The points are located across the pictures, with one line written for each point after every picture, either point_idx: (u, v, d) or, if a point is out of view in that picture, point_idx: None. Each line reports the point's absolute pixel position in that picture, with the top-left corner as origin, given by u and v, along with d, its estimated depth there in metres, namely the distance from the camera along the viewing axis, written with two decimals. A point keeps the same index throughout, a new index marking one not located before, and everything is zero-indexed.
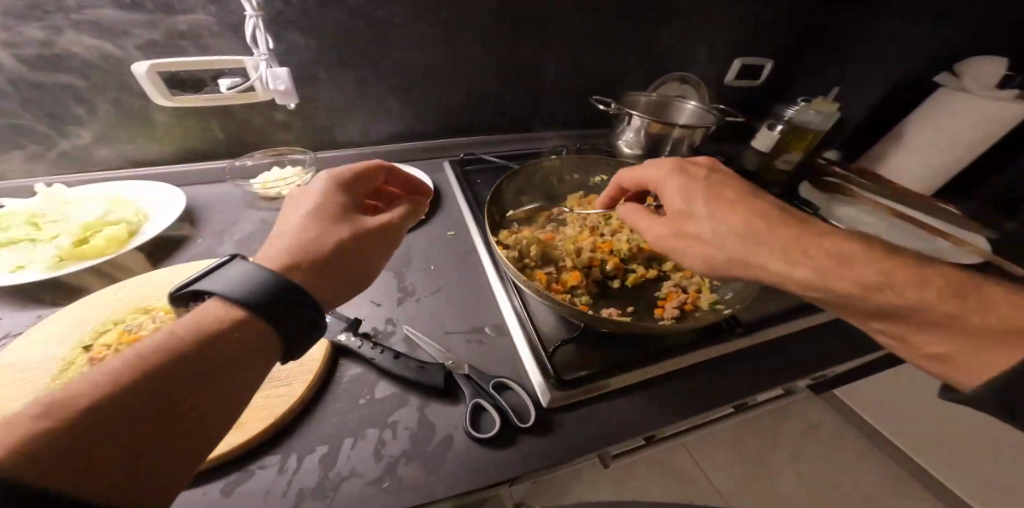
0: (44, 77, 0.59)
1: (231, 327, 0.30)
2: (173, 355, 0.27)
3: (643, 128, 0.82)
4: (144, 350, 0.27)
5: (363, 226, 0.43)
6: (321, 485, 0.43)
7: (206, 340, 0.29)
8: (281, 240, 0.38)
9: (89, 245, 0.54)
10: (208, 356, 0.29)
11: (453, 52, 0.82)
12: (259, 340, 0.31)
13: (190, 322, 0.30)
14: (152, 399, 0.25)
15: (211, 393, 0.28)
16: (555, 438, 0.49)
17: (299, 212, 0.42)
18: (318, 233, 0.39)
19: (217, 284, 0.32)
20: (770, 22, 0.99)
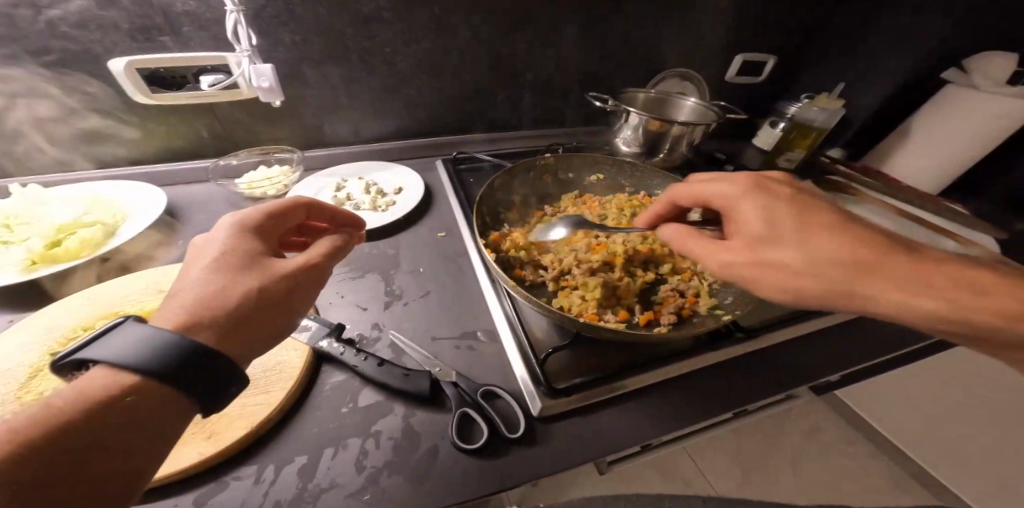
0: (18, 74, 0.57)
1: (122, 394, 0.27)
2: (50, 432, 0.24)
3: (641, 125, 0.80)
4: (11, 429, 0.24)
5: (284, 268, 0.37)
6: (298, 498, 0.41)
7: (90, 411, 0.25)
8: (177, 301, 0.32)
9: (62, 247, 0.52)
10: (91, 432, 0.25)
11: (444, 48, 0.79)
12: (161, 407, 0.28)
13: (76, 391, 0.26)
14: (16, 484, 0.22)
15: (92, 472, 0.25)
16: (545, 449, 0.47)
17: (201, 262, 0.35)
18: (222, 287, 0.33)
19: (105, 350, 0.27)
20: (773, 17, 0.96)
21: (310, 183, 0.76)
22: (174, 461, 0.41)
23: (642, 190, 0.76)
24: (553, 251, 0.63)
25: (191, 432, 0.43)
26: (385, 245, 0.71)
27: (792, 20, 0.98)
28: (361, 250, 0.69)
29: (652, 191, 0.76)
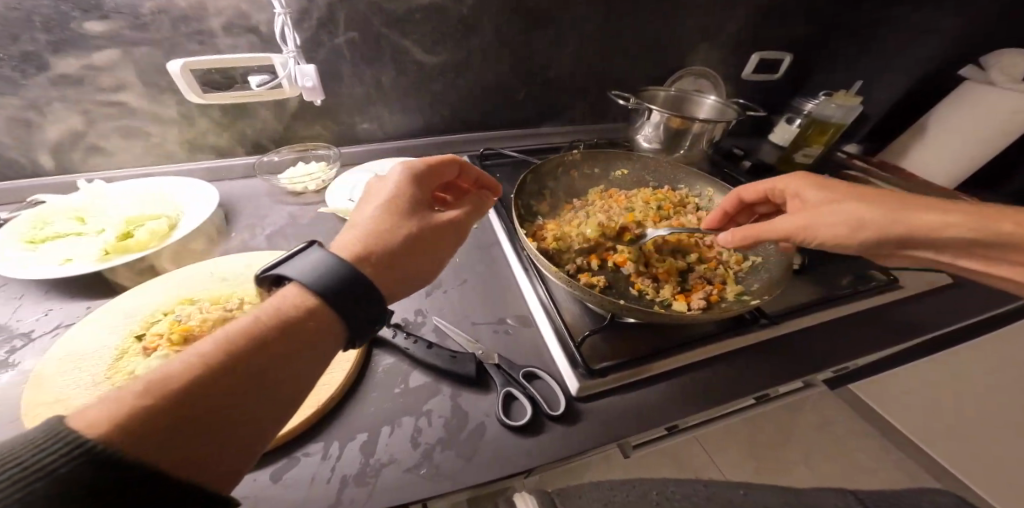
0: (83, 77, 0.60)
1: (304, 316, 0.31)
2: (253, 340, 0.29)
3: (663, 122, 0.82)
4: (227, 340, 0.28)
5: (432, 220, 0.44)
6: (363, 471, 0.45)
7: (281, 331, 0.30)
8: (351, 233, 0.39)
9: (132, 239, 0.56)
10: (282, 351, 0.29)
11: (473, 47, 0.82)
12: (326, 330, 0.32)
13: (271, 309, 0.31)
14: (229, 380, 0.27)
15: (280, 386, 0.29)
16: (587, 426, 0.51)
17: (374, 203, 0.43)
18: (386, 229, 0.40)
19: (296, 269, 0.33)
20: (792, 14, 0.98)
21: (346, 179, 0.79)
22: None
23: (666, 185, 0.79)
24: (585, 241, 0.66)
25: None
26: None
27: (811, 17, 0.99)
28: None
29: (676, 186, 0.78)
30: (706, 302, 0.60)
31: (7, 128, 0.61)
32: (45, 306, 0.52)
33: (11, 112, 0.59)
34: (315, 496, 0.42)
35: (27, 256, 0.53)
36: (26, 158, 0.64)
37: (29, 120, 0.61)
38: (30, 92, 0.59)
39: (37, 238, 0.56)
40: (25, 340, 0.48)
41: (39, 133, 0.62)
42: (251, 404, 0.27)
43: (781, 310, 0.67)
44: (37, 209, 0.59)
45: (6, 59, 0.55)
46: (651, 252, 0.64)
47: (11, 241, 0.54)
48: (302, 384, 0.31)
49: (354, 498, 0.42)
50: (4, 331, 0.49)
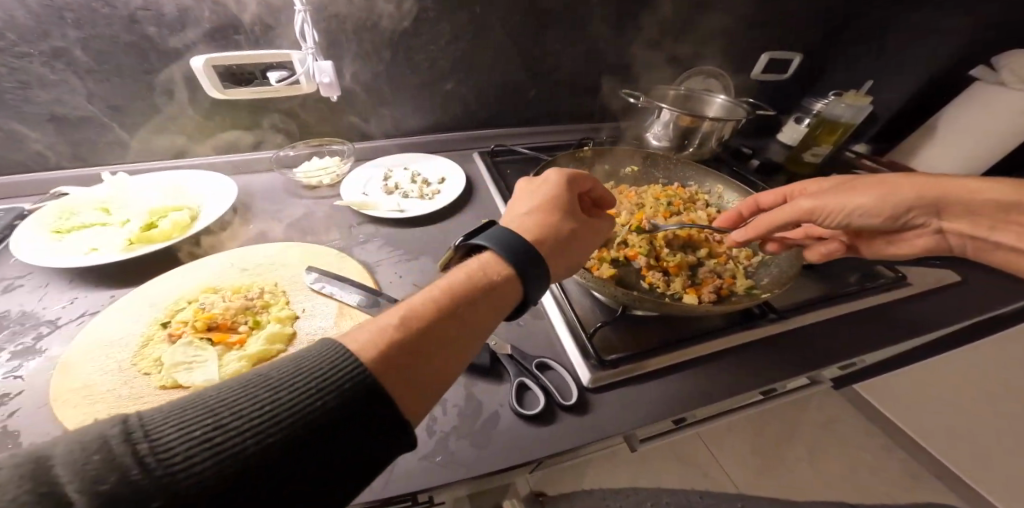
0: (109, 72, 0.61)
1: (489, 282, 0.36)
2: (452, 298, 0.34)
3: (673, 120, 0.83)
4: (438, 295, 0.34)
5: (576, 219, 0.46)
6: None
7: (475, 293, 0.35)
8: (517, 222, 0.44)
9: (157, 229, 0.57)
10: (472, 307, 0.34)
11: (485, 45, 0.83)
12: (499, 297, 0.36)
13: (463, 274, 0.36)
14: (437, 327, 0.32)
15: (473, 341, 0.34)
16: (598, 417, 0.52)
17: (528, 198, 0.47)
18: (550, 223, 0.44)
19: (489, 241, 0.39)
20: (803, 15, 0.98)
21: (359, 175, 0.81)
22: None
23: (676, 182, 0.79)
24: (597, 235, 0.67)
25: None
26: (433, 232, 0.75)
27: (822, 17, 1.00)
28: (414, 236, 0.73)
29: (685, 183, 0.79)
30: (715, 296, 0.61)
31: (34, 121, 0.62)
32: (70, 294, 0.53)
33: (39, 106, 0.61)
34: None
35: (55, 245, 0.54)
36: (50, 150, 0.65)
37: (56, 113, 0.62)
38: (58, 86, 0.60)
39: (63, 228, 0.57)
40: (51, 327, 0.49)
41: (65, 126, 0.64)
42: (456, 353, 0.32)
43: (789, 306, 0.67)
44: (62, 201, 0.60)
45: (37, 55, 0.57)
46: (661, 247, 0.65)
47: (37, 231, 0.55)
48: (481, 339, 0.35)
49: (373, 484, 0.43)
50: (31, 318, 0.50)
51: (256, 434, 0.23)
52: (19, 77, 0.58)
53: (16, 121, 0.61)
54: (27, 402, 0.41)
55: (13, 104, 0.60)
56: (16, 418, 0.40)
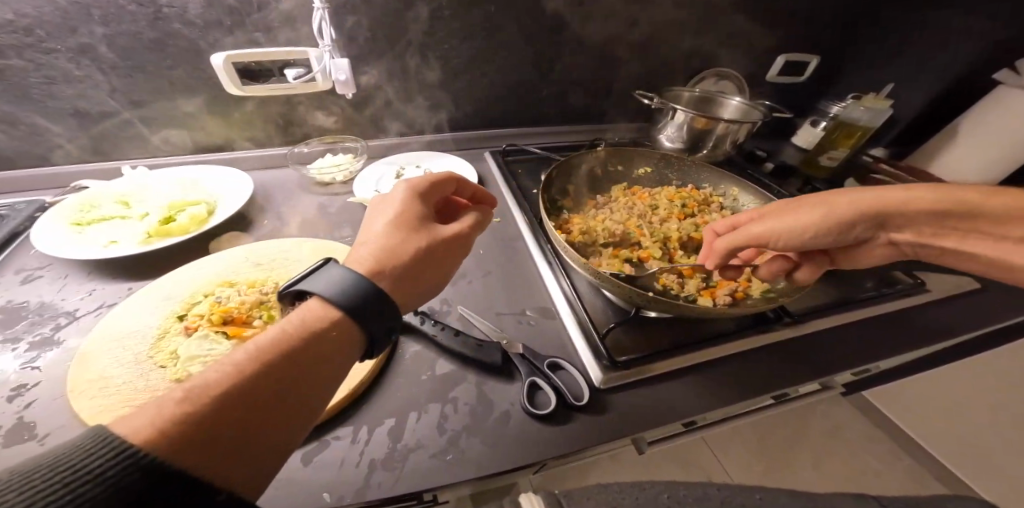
0: (132, 68, 0.62)
1: (329, 327, 0.32)
2: (283, 351, 0.30)
3: (686, 122, 0.82)
4: (259, 352, 0.29)
5: (436, 235, 0.43)
6: (391, 455, 0.45)
7: (309, 341, 0.31)
8: (365, 248, 0.39)
9: (174, 223, 0.58)
10: (306, 360, 0.30)
11: (499, 44, 0.83)
12: (343, 346, 0.32)
13: (299, 320, 0.32)
14: (262, 387, 0.27)
15: (309, 393, 0.30)
16: (609, 418, 0.51)
17: (381, 219, 0.43)
18: (398, 244, 0.40)
19: (319, 285, 0.34)
20: (821, 16, 0.97)
21: (371, 172, 0.81)
22: None
23: (689, 184, 0.78)
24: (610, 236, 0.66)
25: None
26: None
27: (841, 18, 0.98)
28: None
29: (700, 185, 0.78)
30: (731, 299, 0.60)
31: (57, 116, 0.63)
32: (89, 286, 0.54)
33: (62, 102, 0.62)
34: (345, 479, 0.43)
35: (75, 237, 0.55)
36: (73, 144, 0.67)
37: (81, 108, 0.63)
38: (83, 81, 0.61)
39: (83, 221, 0.58)
40: (69, 319, 0.50)
41: (88, 121, 0.65)
42: (281, 414, 0.28)
43: (804, 310, 0.66)
44: (82, 194, 0.61)
45: (64, 51, 0.58)
46: (675, 249, 0.64)
47: (56, 223, 0.56)
48: (325, 395, 0.31)
49: (384, 480, 0.43)
50: (50, 309, 0.51)
51: None
52: (46, 73, 0.59)
53: (40, 116, 0.62)
54: (44, 393, 0.42)
55: (38, 99, 0.61)
56: (32, 409, 0.40)
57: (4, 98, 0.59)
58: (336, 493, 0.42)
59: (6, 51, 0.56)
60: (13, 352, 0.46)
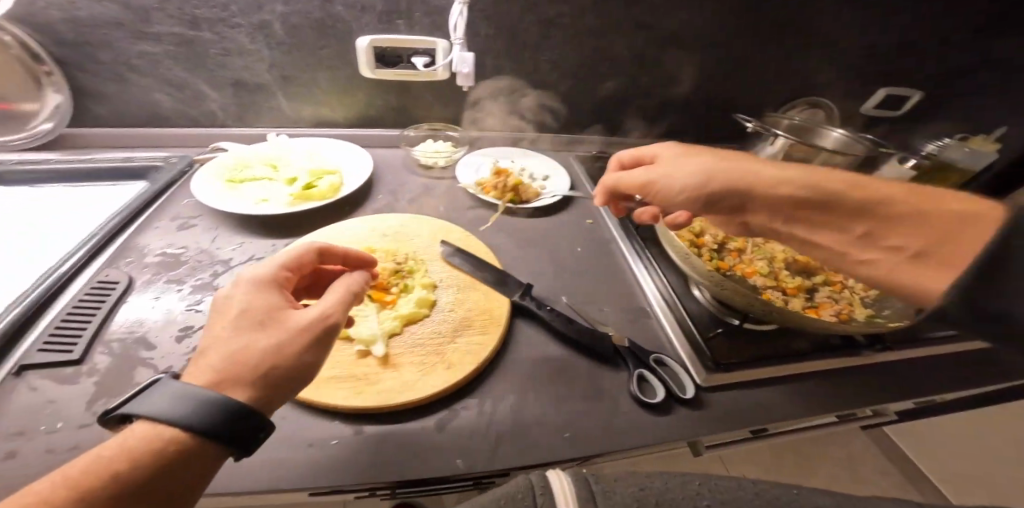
0: (288, 44, 0.68)
1: (170, 444, 0.25)
2: (115, 472, 0.23)
3: (785, 148, 0.83)
4: (107, 465, 0.23)
5: (301, 321, 0.34)
6: (516, 428, 0.47)
7: (152, 461, 0.24)
8: (210, 360, 0.30)
9: (315, 190, 0.63)
10: (144, 487, 0.24)
11: (606, 52, 0.86)
12: (191, 463, 0.26)
13: (136, 436, 0.25)
14: None
15: None
16: (719, 417, 0.52)
17: (225, 318, 0.33)
18: (246, 346, 0.31)
19: (147, 405, 0.26)
20: (922, 51, 0.97)
21: (469, 161, 0.85)
22: (423, 384, 0.46)
23: None
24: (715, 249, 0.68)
25: (432, 362, 0.48)
26: (541, 224, 0.78)
27: (941, 55, 0.98)
28: (524, 226, 0.76)
29: None
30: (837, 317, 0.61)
31: (219, 84, 0.70)
32: (237, 239, 0.58)
33: (228, 72, 0.69)
34: (476, 445, 0.44)
35: (230, 192, 0.61)
36: (220, 109, 0.73)
37: (239, 78, 0.70)
38: (248, 52, 0.67)
39: (235, 178, 0.64)
40: (224, 267, 0.54)
41: (239, 89, 0.71)
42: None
43: (902, 339, 0.66)
44: (232, 153, 0.67)
45: (245, 26, 0.64)
46: (779, 269, 0.65)
47: (214, 179, 0.62)
48: None
49: (513, 452, 0.44)
50: (207, 257, 0.55)
51: None
52: (224, 46, 0.66)
53: (205, 83, 0.69)
54: None
55: (210, 68, 0.68)
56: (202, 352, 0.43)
57: (185, 65, 0.67)
58: (469, 460, 0.42)
59: (202, 24, 0.63)
60: (179, 293, 0.49)
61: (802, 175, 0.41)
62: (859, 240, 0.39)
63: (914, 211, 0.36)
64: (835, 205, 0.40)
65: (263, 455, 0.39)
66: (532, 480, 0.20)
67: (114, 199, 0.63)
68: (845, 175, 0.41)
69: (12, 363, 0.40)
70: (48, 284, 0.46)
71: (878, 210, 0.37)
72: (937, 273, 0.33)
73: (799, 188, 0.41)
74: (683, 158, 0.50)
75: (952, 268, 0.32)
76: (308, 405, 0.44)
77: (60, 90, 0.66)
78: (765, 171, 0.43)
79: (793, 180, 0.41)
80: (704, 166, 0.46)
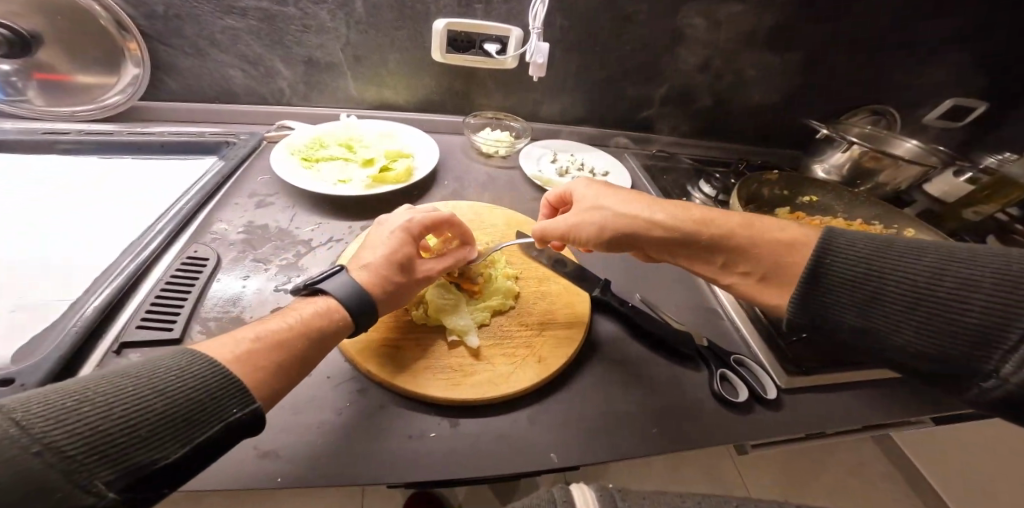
0: (367, 23, 0.71)
1: (337, 317, 0.38)
2: (306, 327, 0.36)
3: (854, 156, 0.81)
4: (298, 324, 0.36)
5: (419, 277, 0.46)
6: (604, 421, 0.44)
7: (321, 326, 0.37)
8: (362, 272, 0.42)
9: (391, 172, 0.63)
10: (315, 337, 0.36)
11: (676, 48, 0.83)
12: (338, 333, 0.38)
13: (319, 308, 0.38)
14: (286, 347, 0.34)
15: (306, 363, 0.35)
16: (807, 422, 0.49)
17: (377, 247, 0.45)
18: (385, 280, 0.43)
19: (335, 289, 0.40)
20: (994, 61, 0.94)
21: (530, 152, 0.83)
22: (517, 378, 0.45)
23: (858, 218, 0.77)
24: None
25: (522, 355, 0.47)
26: None
27: (1013, 66, 0.95)
28: None
29: (869, 221, 0.77)
30: None
31: (293, 62, 0.74)
32: (314, 220, 0.58)
33: (303, 49, 0.72)
34: (567, 440, 0.42)
35: (309, 171, 0.62)
36: (294, 87, 0.77)
37: (315, 58, 0.74)
38: (330, 32, 0.71)
39: (312, 157, 0.65)
40: (307, 248, 0.53)
41: (317, 67, 0.75)
42: (298, 370, 0.34)
43: None
44: (311, 132, 0.68)
45: (330, 3, 0.68)
46: None
47: (294, 156, 0.64)
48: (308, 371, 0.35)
49: (605, 449, 0.42)
50: (288, 236, 0.54)
51: (80, 423, 0.22)
52: (306, 22, 0.69)
53: (280, 59, 0.73)
54: None
55: (288, 45, 0.71)
56: None
57: (264, 42, 0.70)
58: (562, 454, 0.40)
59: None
60: (267, 273, 0.49)
61: (666, 213, 0.45)
62: (719, 268, 0.43)
63: (750, 240, 0.40)
64: (695, 242, 0.43)
65: (364, 457, 0.37)
66: (554, 494, 0.18)
67: (186, 172, 0.64)
68: (729, 218, 0.43)
69: (113, 340, 0.39)
70: (139, 259, 0.45)
71: (759, 242, 0.40)
72: (782, 293, 0.39)
73: (668, 227, 0.44)
74: (595, 194, 0.49)
75: (786, 292, 0.39)
76: (405, 394, 0.42)
77: (139, 64, 0.69)
78: (638, 207, 0.46)
79: (660, 221, 0.44)
80: (607, 215, 0.47)
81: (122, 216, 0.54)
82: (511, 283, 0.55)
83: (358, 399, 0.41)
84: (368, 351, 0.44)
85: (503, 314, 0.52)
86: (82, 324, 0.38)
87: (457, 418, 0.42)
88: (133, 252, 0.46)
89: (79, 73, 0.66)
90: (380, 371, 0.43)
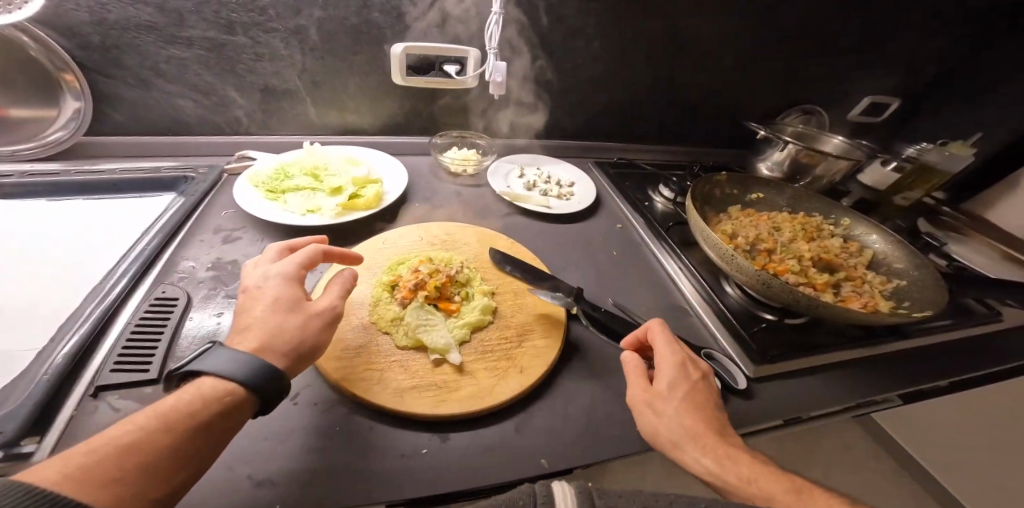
0: (325, 50, 0.72)
1: (223, 394, 0.33)
2: (178, 419, 0.29)
3: (793, 155, 0.88)
4: (158, 419, 0.29)
5: (313, 311, 0.42)
6: (588, 426, 0.46)
7: (199, 416, 0.30)
8: (247, 331, 0.38)
9: (361, 199, 0.65)
10: (194, 430, 0.29)
11: (624, 61, 0.89)
12: (226, 415, 0.32)
13: (194, 397, 0.31)
14: (150, 449, 0.27)
15: (183, 466, 0.28)
16: (768, 403, 0.53)
17: (251, 307, 0.40)
18: (278, 328, 0.38)
19: (213, 362, 0.34)
20: (900, 64, 1.07)
21: (497, 168, 0.85)
22: (501, 391, 0.46)
23: (802, 212, 0.84)
24: (752, 249, 0.72)
25: (504, 367, 0.49)
26: (575, 230, 0.78)
27: (915, 67, 1.09)
28: (557, 232, 0.76)
29: (812, 214, 0.83)
30: (873, 306, 0.63)
31: (248, 90, 0.73)
32: None
33: (258, 77, 0.72)
34: (555, 444, 0.43)
35: (276, 202, 0.62)
36: (255, 118, 0.77)
37: (273, 86, 0.74)
38: (287, 60, 0.72)
39: (278, 188, 0.65)
40: None
41: (275, 94, 0.75)
42: (177, 469, 0.28)
43: (920, 329, 0.70)
44: (275, 164, 0.69)
45: (282, 31, 0.68)
46: (808, 267, 0.69)
47: (259, 188, 0.64)
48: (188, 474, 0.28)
49: (591, 450, 0.43)
50: None
51: None
52: (259, 50, 0.69)
53: (234, 89, 0.72)
54: None
55: (241, 74, 0.71)
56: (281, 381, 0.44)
57: (215, 71, 0.70)
58: (552, 458, 0.42)
59: (237, 28, 0.66)
60: None
61: (715, 457, 0.37)
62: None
63: None
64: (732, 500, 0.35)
65: (355, 479, 0.37)
66: (534, 490, 0.23)
67: (142, 209, 0.62)
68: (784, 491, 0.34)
69: (86, 385, 0.37)
70: (106, 302, 0.44)
71: None
72: None
73: (711, 470, 0.36)
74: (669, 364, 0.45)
75: None
76: (391, 415, 0.43)
77: (80, 97, 0.67)
78: (691, 435, 0.39)
79: (708, 466, 0.37)
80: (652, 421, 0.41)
81: (123, 242, 0.55)
82: (486, 300, 0.57)
83: (343, 424, 0.41)
84: (350, 374, 0.44)
85: (483, 332, 0.53)
86: (51, 372, 0.36)
87: (448, 434, 0.43)
88: (98, 295, 0.45)
89: (16, 107, 0.64)
90: (362, 396, 0.43)
